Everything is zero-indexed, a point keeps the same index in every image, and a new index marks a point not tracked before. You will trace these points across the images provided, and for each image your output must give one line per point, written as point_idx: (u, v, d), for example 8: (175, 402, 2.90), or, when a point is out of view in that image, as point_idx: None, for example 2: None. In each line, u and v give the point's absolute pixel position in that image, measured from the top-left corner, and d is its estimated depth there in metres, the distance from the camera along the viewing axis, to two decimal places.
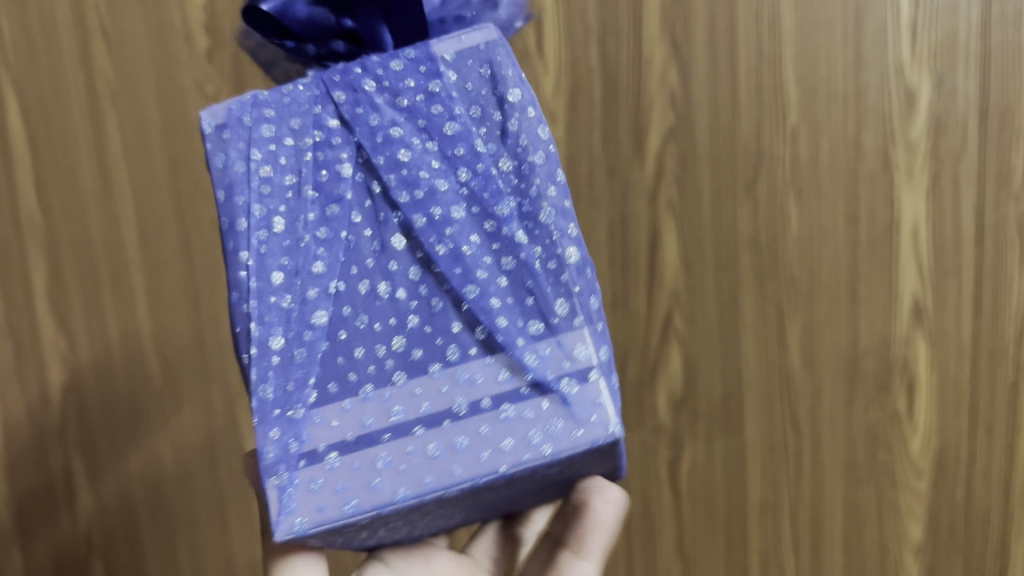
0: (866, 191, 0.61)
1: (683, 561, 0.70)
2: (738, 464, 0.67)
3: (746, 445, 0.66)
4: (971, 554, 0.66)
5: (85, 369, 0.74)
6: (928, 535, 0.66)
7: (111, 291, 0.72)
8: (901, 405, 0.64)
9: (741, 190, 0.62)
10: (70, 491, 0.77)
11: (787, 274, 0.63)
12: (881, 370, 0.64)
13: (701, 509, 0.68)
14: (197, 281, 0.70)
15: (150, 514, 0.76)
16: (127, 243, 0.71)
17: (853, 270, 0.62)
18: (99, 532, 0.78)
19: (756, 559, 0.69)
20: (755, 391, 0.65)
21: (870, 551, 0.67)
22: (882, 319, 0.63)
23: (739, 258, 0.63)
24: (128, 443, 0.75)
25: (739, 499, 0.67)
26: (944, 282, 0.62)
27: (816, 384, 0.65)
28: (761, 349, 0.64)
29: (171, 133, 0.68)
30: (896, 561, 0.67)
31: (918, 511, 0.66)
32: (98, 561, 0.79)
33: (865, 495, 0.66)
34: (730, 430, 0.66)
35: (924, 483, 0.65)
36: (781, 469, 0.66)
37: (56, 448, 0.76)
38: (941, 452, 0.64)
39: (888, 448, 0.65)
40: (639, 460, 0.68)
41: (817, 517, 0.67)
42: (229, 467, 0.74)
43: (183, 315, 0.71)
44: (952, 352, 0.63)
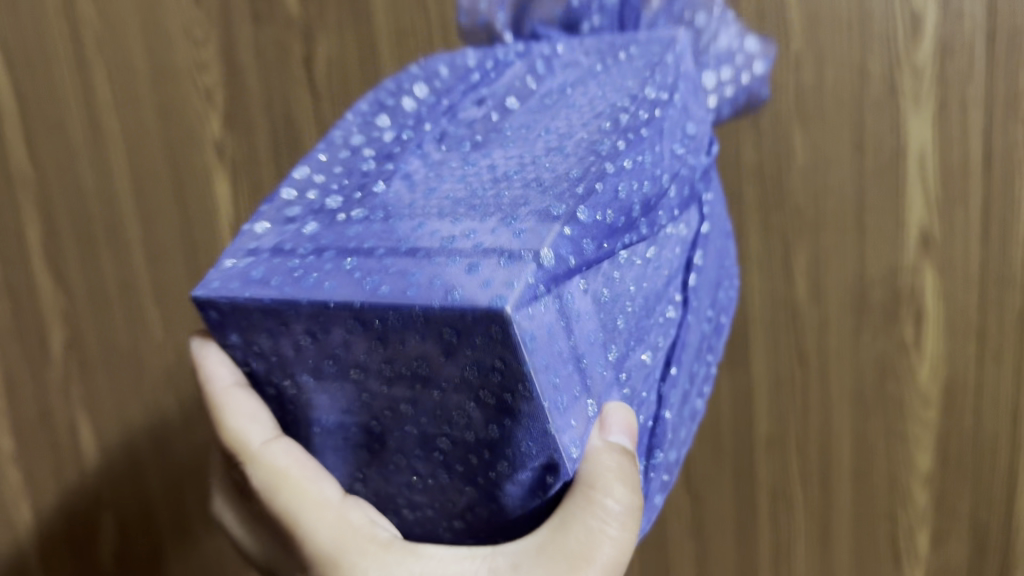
0: (872, 118, 0.59)
1: (692, 498, 0.70)
2: (746, 395, 0.67)
3: (753, 379, 0.66)
4: (980, 480, 0.65)
5: (85, 324, 0.73)
6: (936, 464, 0.66)
7: (108, 246, 0.71)
8: (909, 334, 0.63)
9: (744, 120, 0.61)
10: (76, 447, 0.76)
11: (793, 206, 0.62)
12: (889, 301, 0.63)
13: (709, 444, 0.69)
14: (194, 232, 0.69)
15: (158, 467, 0.76)
16: (121, 195, 0.70)
17: (858, 200, 0.61)
18: (108, 484, 0.77)
19: (766, 492, 0.69)
20: (761, 324, 0.65)
21: (879, 481, 0.67)
22: (890, 248, 0.62)
23: (744, 190, 0.62)
24: (131, 395, 0.74)
25: (747, 433, 0.68)
26: (952, 209, 0.60)
27: (823, 317, 0.64)
28: (766, 281, 0.64)
29: (157, 79, 0.66)
30: (905, 491, 0.67)
31: (927, 440, 0.65)
32: (108, 515, 0.78)
33: (873, 427, 0.66)
34: (737, 365, 0.66)
35: (933, 412, 0.65)
36: (787, 402, 0.66)
37: (60, 404, 0.76)
38: (950, 380, 0.64)
39: (896, 379, 0.64)
40: None
41: (826, 449, 0.67)
42: None
43: (181, 265, 0.70)
44: (960, 281, 0.62)
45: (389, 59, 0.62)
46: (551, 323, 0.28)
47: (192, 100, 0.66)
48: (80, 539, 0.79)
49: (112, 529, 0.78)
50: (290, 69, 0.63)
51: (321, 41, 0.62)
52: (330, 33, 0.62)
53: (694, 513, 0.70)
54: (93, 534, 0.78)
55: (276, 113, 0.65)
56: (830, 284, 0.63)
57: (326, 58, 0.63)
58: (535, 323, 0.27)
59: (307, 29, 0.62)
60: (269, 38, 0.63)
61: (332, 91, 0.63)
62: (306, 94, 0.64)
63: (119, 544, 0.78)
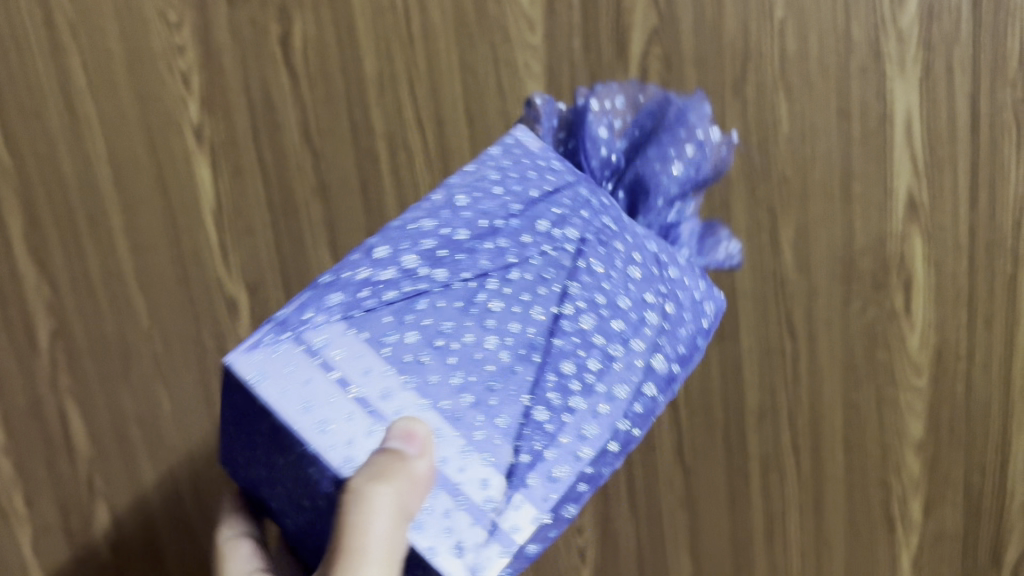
0: (857, 84, 0.59)
1: (683, 473, 0.70)
2: (735, 368, 0.66)
3: (742, 351, 0.66)
4: (972, 445, 0.65)
5: (71, 313, 0.73)
6: (928, 431, 0.66)
7: (92, 237, 0.71)
8: (899, 302, 0.63)
9: (729, 91, 0.60)
10: (68, 438, 0.76)
11: (779, 176, 0.61)
12: (878, 269, 0.62)
13: (700, 419, 0.68)
14: (176, 218, 0.68)
15: (151, 452, 0.75)
16: (102, 182, 0.69)
17: (845, 168, 0.60)
18: (100, 473, 0.77)
19: (757, 464, 0.69)
20: (749, 297, 0.64)
21: (872, 449, 0.67)
22: (878, 215, 0.61)
23: (729, 162, 0.61)
24: (120, 384, 0.74)
25: (737, 405, 0.67)
26: (940, 174, 0.60)
27: (812, 287, 0.63)
28: (754, 254, 0.63)
29: (134, 64, 0.65)
30: (897, 459, 0.67)
31: (918, 408, 0.65)
32: (102, 504, 0.77)
33: (864, 396, 0.66)
34: (726, 337, 0.66)
35: (924, 379, 0.64)
36: (777, 372, 0.66)
37: (49, 394, 0.75)
38: (940, 346, 0.63)
39: (887, 347, 0.64)
40: None
41: (817, 419, 0.67)
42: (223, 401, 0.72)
43: (165, 251, 0.69)
44: (950, 247, 0.61)
45: (366, 38, 0.61)
46: (295, 356, 0.32)
47: (170, 85, 0.65)
48: (75, 530, 0.78)
49: (106, 517, 0.78)
50: (268, 49, 0.63)
51: (299, 20, 0.62)
52: (308, 13, 0.62)
53: (687, 485, 0.70)
54: (86, 524, 0.78)
55: (255, 96, 0.64)
56: (818, 254, 0.63)
57: (304, 35, 0.62)
58: (269, 359, 0.32)
59: (284, 6, 0.61)
60: (246, 19, 0.62)
61: (310, 72, 0.63)
62: (286, 75, 0.63)
63: (114, 532, 0.78)
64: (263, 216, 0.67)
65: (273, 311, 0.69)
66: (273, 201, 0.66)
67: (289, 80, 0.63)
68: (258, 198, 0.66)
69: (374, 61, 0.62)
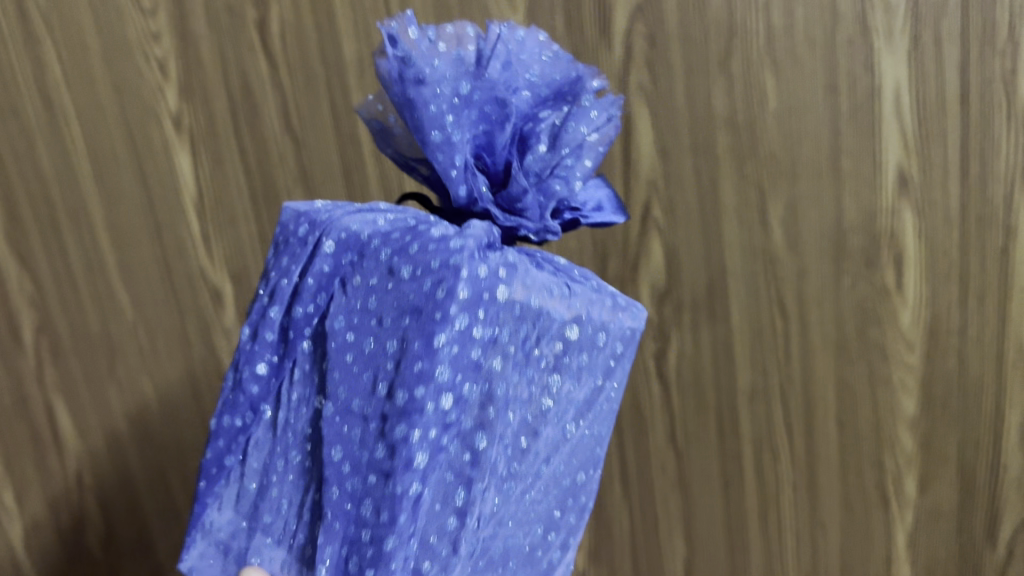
0: (844, 58, 0.58)
1: (676, 454, 0.70)
2: (726, 350, 0.66)
3: (733, 330, 0.65)
4: (967, 425, 0.64)
5: (54, 309, 0.72)
6: (922, 409, 0.65)
7: (71, 231, 0.70)
8: (890, 279, 0.62)
9: (715, 68, 0.59)
10: (56, 435, 0.75)
11: (767, 153, 0.61)
12: (868, 245, 0.61)
13: (691, 398, 0.68)
14: (157, 209, 0.67)
15: (139, 448, 0.74)
16: (82, 175, 0.68)
17: (834, 143, 0.60)
18: (88, 468, 0.76)
19: (750, 445, 0.68)
20: (739, 278, 0.64)
21: (865, 428, 0.66)
22: (868, 190, 0.60)
23: (717, 139, 0.61)
24: (107, 379, 0.73)
25: (729, 386, 0.67)
26: (930, 148, 0.58)
27: (801, 265, 0.63)
28: (744, 232, 0.63)
29: (110, 54, 0.64)
30: (891, 438, 0.66)
31: (911, 385, 0.64)
32: (92, 501, 0.77)
33: (857, 374, 0.65)
34: (717, 318, 0.65)
35: (917, 356, 0.64)
36: (769, 352, 0.66)
37: (36, 390, 0.75)
38: (933, 323, 0.62)
39: (879, 323, 0.63)
40: None
41: (809, 398, 0.66)
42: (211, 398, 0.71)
43: (147, 244, 0.68)
44: (941, 222, 0.60)
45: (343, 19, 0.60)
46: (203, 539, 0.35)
47: (146, 74, 0.64)
48: (64, 526, 0.78)
49: (97, 514, 0.77)
50: (245, 34, 0.61)
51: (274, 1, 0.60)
52: None
53: (681, 471, 0.71)
54: (78, 521, 0.77)
55: (232, 82, 0.62)
56: (809, 231, 0.62)
57: (280, 19, 0.60)
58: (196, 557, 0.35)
59: None
60: (221, 4, 0.61)
61: (288, 58, 0.61)
62: (262, 60, 0.61)
63: (106, 530, 0.77)
64: (244, 204, 0.65)
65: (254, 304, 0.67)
66: (254, 189, 0.65)
67: (265, 64, 0.61)
68: (238, 187, 0.65)
69: (352, 42, 0.59)
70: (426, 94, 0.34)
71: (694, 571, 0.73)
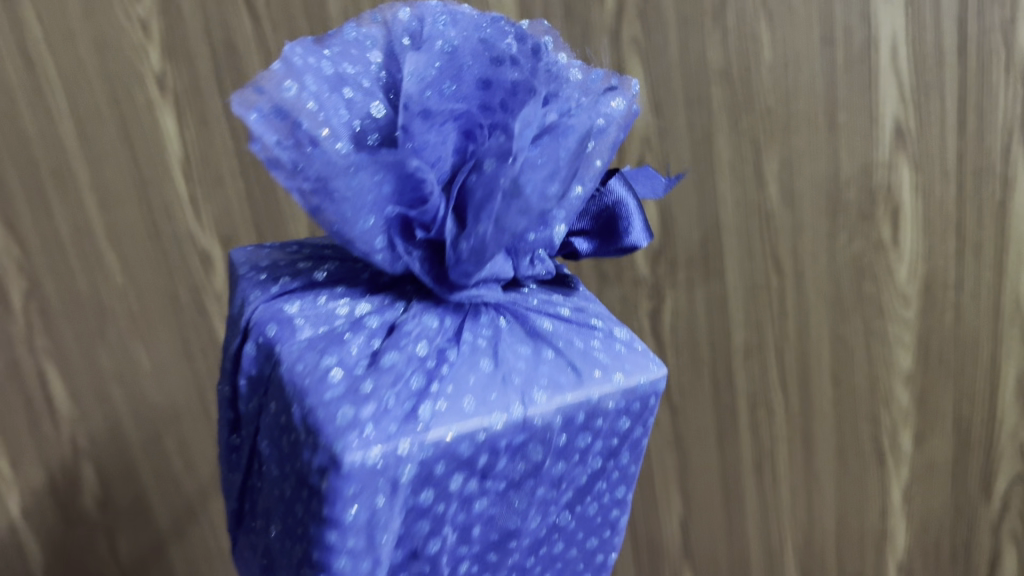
0: (840, 9, 0.56)
1: (670, 408, 0.70)
2: (721, 306, 0.65)
3: (728, 287, 0.65)
4: (962, 375, 0.65)
5: (43, 276, 0.70)
6: (918, 363, 0.65)
7: (58, 192, 0.67)
8: (886, 233, 0.62)
9: (708, 21, 0.58)
10: (50, 402, 0.74)
11: (762, 107, 0.59)
12: (864, 200, 0.61)
13: (686, 356, 0.68)
14: (143, 172, 0.66)
15: (133, 410, 0.74)
16: (66, 137, 0.65)
17: (829, 97, 0.59)
18: (83, 433, 0.75)
19: (744, 401, 0.68)
20: (733, 233, 0.63)
21: (860, 383, 0.66)
22: (863, 143, 0.59)
23: (711, 94, 0.59)
24: (99, 345, 0.72)
25: (724, 343, 0.66)
26: (927, 100, 0.58)
27: (796, 220, 0.62)
28: (738, 187, 0.62)
29: (92, 13, 0.61)
30: (886, 392, 0.66)
31: (907, 339, 0.64)
32: (88, 465, 0.77)
33: (852, 329, 0.65)
34: (711, 275, 0.65)
35: (913, 310, 0.63)
36: (763, 308, 0.65)
37: (29, 358, 0.73)
38: (929, 277, 0.62)
39: (873, 278, 0.63)
40: (620, 315, 0.67)
41: (804, 354, 0.66)
42: (204, 357, 0.72)
43: (135, 208, 0.67)
44: (938, 173, 0.60)
45: None
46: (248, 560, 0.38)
47: (128, 34, 0.62)
48: (60, 489, 0.77)
49: (93, 478, 0.77)
50: None
51: None
52: None
53: (675, 425, 0.70)
54: (75, 485, 0.77)
55: (217, 42, 0.61)
56: (804, 186, 0.61)
57: None
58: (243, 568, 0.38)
59: None
60: None
61: (273, 19, 0.60)
62: (246, 17, 0.60)
63: (102, 491, 0.78)
64: (233, 165, 0.65)
65: None
66: (241, 151, 0.64)
67: (251, 24, 0.60)
68: (226, 148, 0.64)
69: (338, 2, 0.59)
70: (319, 182, 0.28)
71: (690, 526, 0.74)
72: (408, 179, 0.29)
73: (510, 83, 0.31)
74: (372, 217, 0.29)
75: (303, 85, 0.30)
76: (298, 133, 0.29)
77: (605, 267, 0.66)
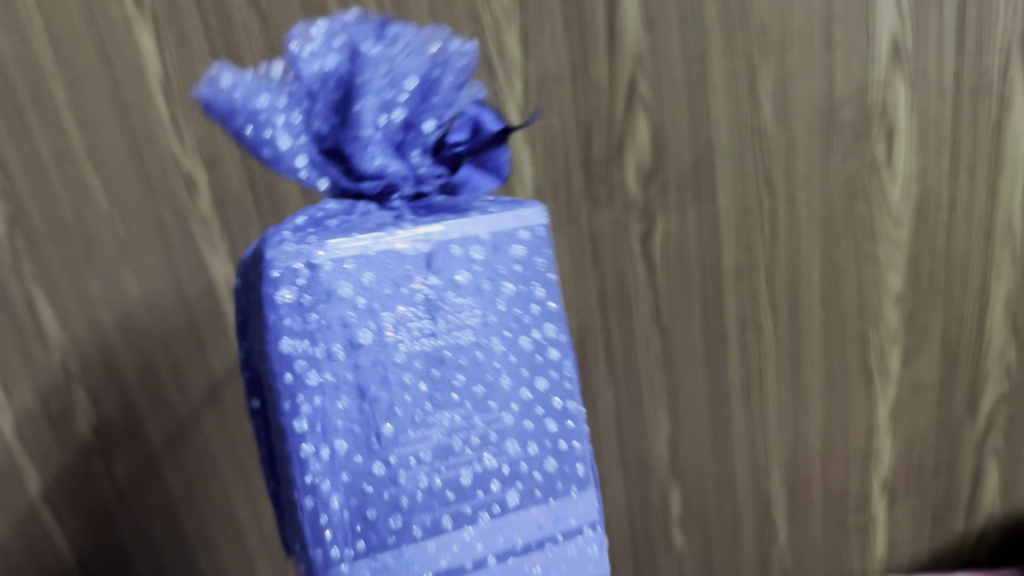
0: None
1: (661, 332, 0.66)
2: (712, 226, 0.63)
3: (719, 211, 0.62)
4: (951, 298, 0.67)
5: (25, 197, 0.65)
6: (908, 283, 0.66)
7: (34, 109, 0.63)
8: (880, 153, 0.61)
9: None
10: (38, 325, 0.69)
11: (758, 24, 0.57)
12: (859, 119, 0.60)
13: (677, 279, 0.64)
14: (122, 90, 0.63)
15: (126, 333, 0.71)
16: (40, 52, 0.61)
17: (826, 12, 0.57)
18: (75, 355, 0.71)
19: (734, 322, 0.67)
20: (726, 154, 0.60)
21: (849, 305, 0.66)
22: (859, 63, 0.58)
23: (705, 11, 0.56)
24: (84, 267, 0.68)
25: (714, 265, 0.64)
26: (926, 13, 0.57)
27: (790, 139, 0.60)
28: (731, 108, 0.59)
29: None
30: (876, 311, 0.67)
31: (898, 260, 0.65)
32: (81, 389, 0.72)
33: (843, 250, 0.64)
34: (703, 198, 0.62)
35: (904, 231, 0.64)
36: (754, 230, 0.63)
37: (13, 282, 0.68)
38: (922, 198, 0.63)
39: (866, 199, 0.63)
40: (611, 239, 0.62)
41: (794, 276, 0.65)
42: (192, 282, 0.70)
43: (116, 128, 0.64)
44: (932, 93, 0.60)
45: None
46: None
47: None
48: (54, 418, 0.72)
49: (87, 401, 0.73)
50: None
51: None
52: None
53: (664, 346, 0.67)
54: (69, 410, 0.73)
55: None
56: (800, 108, 0.59)
57: None
58: None
59: None
60: None
61: None
62: None
63: (98, 415, 0.73)
64: None
65: (235, 184, 0.66)
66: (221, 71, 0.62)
67: None
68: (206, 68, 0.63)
69: None
70: (262, 141, 0.34)
71: (679, 452, 0.71)
72: (356, 156, 0.34)
73: (429, 81, 0.35)
74: (294, 138, 0.34)
75: (252, 89, 0.33)
76: (255, 110, 0.34)
77: (595, 188, 0.60)
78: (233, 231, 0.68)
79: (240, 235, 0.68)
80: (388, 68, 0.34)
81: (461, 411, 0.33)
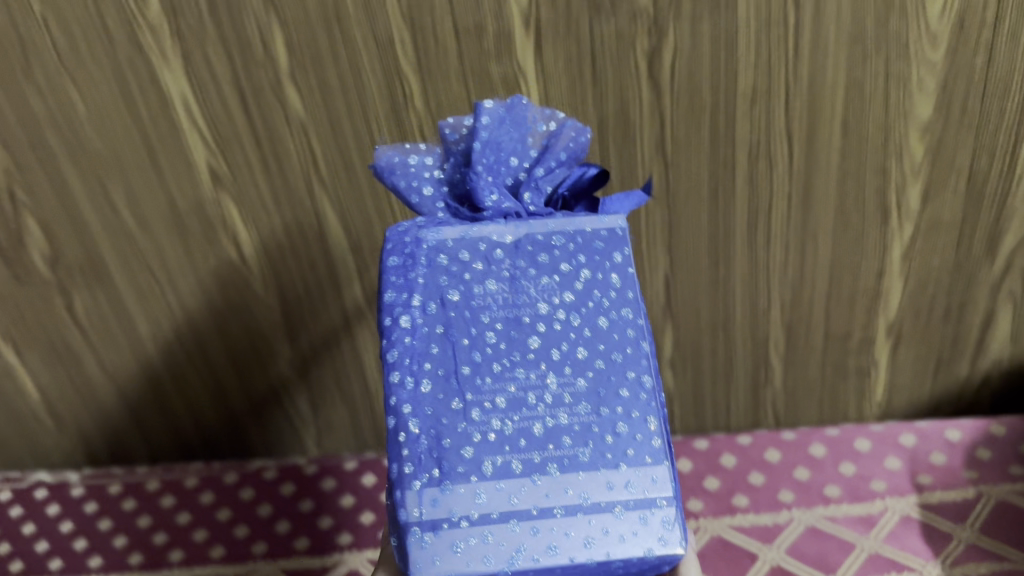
0: None
1: (664, 162, 0.61)
2: (728, 42, 0.56)
3: (738, 24, 0.55)
4: (983, 130, 0.60)
5: None
6: (938, 110, 0.59)
7: None
8: None
9: None
10: None
11: None
12: None
13: (684, 102, 0.59)
14: None
15: (77, 160, 0.62)
16: None
17: None
18: (22, 184, 0.64)
19: (744, 151, 0.61)
20: None
21: (872, 134, 0.60)
22: None
23: None
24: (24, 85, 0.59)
25: (727, 85, 0.58)
26: None
27: None
28: None
29: None
30: (900, 141, 0.61)
31: (930, 85, 0.58)
32: (32, 221, 0.65)
33: (871, 72, 0.58)
34: (721, 5, 0.55)
35: (941, 52, 0.57)
36: (773, 47, 0.56)
37: None
38: (963, 14, 0.55)
39: (903, 14, 0.55)
40: (615, 54, 0.56)
41: (814, 100, 0.59)
42: (146, 104, 0.59)
43: None
44: None
45: None
46: None
47: None
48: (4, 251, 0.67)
49: (40, 234, 0.66)
50: None
51: None
52: None
53: (667, 183, 0.62)
54: (20, 243, 0.66)
55: None
56: None
57: None
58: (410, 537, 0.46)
59: None
60: None
61: None
62: None
63: (50, 250, 0.67)
64: None
65: None
66: None
67: None
68: None
69: None
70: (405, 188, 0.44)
71: (675, 285, 0.68)
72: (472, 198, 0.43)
73: (539, 145, 0.45)
74: (431, 186, 0.44)
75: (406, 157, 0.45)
76: (399, 167, 0.44)
77: None
78: (186, 41, 0.56)
79: (197, 48, 0.57)
80: (501, 138, 0.44)
81: (542, 372, 0.39)
